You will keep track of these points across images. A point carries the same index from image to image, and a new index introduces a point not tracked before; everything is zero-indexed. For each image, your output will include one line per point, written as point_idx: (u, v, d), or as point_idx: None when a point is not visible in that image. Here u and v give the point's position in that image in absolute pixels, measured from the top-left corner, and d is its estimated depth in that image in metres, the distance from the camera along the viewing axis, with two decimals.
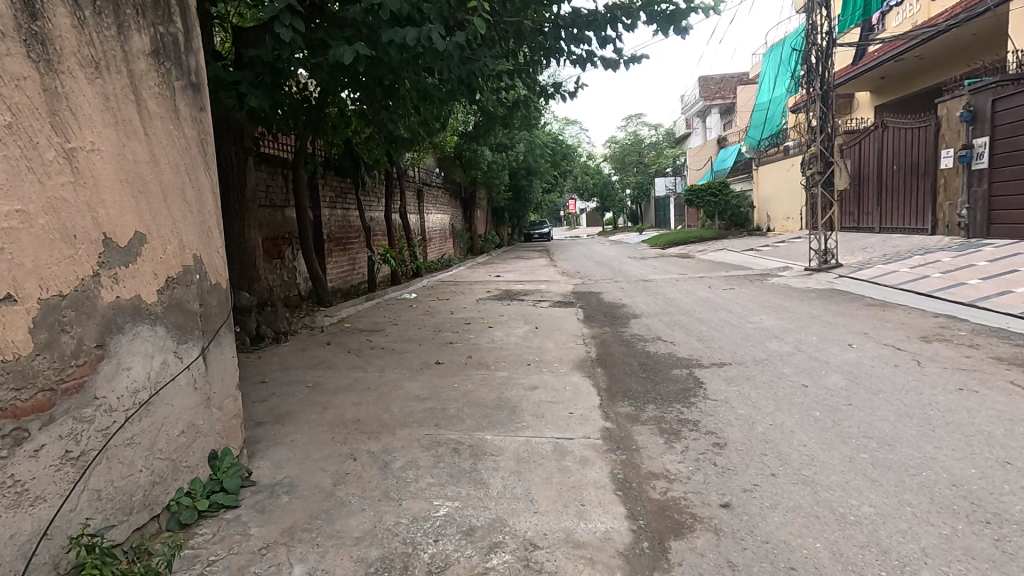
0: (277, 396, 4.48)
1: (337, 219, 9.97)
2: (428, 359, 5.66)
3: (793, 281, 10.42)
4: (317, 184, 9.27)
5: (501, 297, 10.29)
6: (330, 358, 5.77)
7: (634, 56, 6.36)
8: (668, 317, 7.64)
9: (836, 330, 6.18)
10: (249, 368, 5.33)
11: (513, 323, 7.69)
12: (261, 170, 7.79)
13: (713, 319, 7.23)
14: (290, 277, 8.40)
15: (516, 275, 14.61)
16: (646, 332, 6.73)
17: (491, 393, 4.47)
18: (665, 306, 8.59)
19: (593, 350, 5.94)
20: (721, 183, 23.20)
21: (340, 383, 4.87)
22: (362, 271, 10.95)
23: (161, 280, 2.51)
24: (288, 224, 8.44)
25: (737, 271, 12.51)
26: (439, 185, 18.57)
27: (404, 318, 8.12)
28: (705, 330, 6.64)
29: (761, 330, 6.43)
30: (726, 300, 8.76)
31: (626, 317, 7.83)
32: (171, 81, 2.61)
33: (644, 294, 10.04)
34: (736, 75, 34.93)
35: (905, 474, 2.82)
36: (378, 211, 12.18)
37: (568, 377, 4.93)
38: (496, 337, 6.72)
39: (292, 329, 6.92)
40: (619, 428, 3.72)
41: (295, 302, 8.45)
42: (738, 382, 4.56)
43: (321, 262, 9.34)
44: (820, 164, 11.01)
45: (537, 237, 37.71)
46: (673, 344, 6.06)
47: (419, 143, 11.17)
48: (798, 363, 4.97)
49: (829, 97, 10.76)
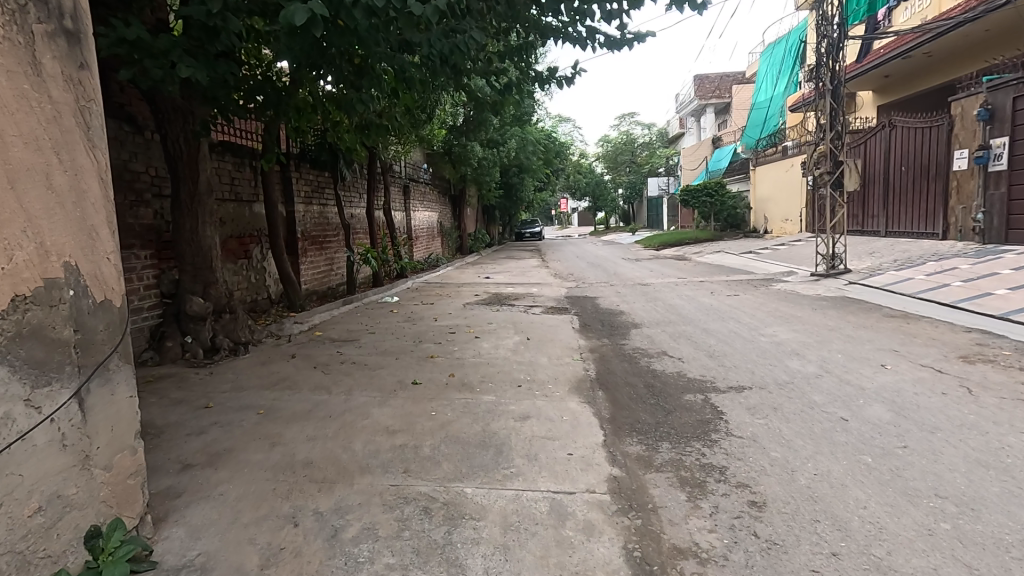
0: (220, 427, 3.76)
1: (313, 215, 9.22)
2: (404, 378, 4.95)
3: (800, 288, 9.82)
4: (290, 177, 8.52)
5: (490, 302, 9.57)
6: (292, 375, 5.03)
7: (640, 35, 5.70)
8: (671, 327, 6.98)
9: (862, 346, 5.53)
10: (195, 389, 4.58)
11: (502, 332, 6.99)
12: (225, 159, 7.03)
13: (723, 331, 6.57)
14: (257, 278, 7.64)
15: (506, 277, 13.90)
16: (650, 346, 6.06)
17: (474, 425, 3.77)
18: (667, 314, 7.92)
19: (592, 368, 5.25)
20: (717, 184, 22.65)
21: (298, 408, 4.15)
22: (341, 271, 10.20)
23: (2, 299, 1.79)
24: (257, 221, 7.68)
25: (739, 275, 11.91)
26: (427, 182, 17.81)
27: (382, 325, 7.40)
28: (715, 344, 5.98)
29: (778, 345, 5.78)
30: (733, 308, 8.13)
31: (625, 327, 7.16)
32: (26, 22, 1.89)
33: (643, 301, 9.38)
34: (731, 74, 34.49)
35: (1007, 559, 2.17)
36: (361, 207, 11.43)
37: (565, 403, 4.24)
38: (483, 350, 6.01)
39: (255, 338, 6.17)
40: (629, 476, 3.05)
41: (263, 306, 7.70)
42: (764, 413, 3.91)
43: (293, 262, 8.59)
44: (830, 164, 10.39)
45: (528, 236, 37.10)
46: (681, 360, 5.39)
47: (403, 135, 10.42)
48: (829, 389, 4.31)
49: (839, 93, 10.14)
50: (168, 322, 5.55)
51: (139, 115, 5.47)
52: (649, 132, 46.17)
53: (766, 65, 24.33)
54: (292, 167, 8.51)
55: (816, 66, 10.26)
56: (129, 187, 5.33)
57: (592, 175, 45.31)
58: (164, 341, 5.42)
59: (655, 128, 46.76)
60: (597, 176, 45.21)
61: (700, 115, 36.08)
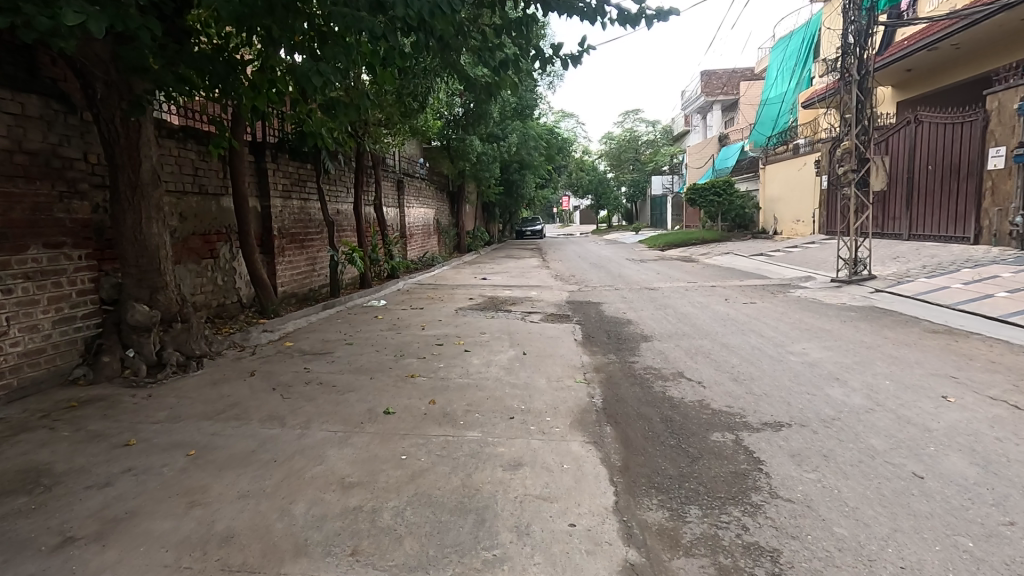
0: (134, 476, 2.99)
1: (293, 211, 8.46)
2: (376, 405, 4.19)
3: (821, 295, 9.06)
4: (266, 168, 7.77)
5: (485, 307, 8.79)
6: (245, 400, 4.27)
7: (660, 12, 4.91)
8: (686, 342, 6.22)
9: (910, 370, 4.76)
10: (123, 418, 3.82)
11: (496, 345, 6.22)
12: (189, 147, 6.32)
13: (745, 348, 5.80)
14: (225, 280, 6.93)
15: (503, 279, 13.12)
16: (664, 366, 5.28)
17: (452, 478, 3.01)
18: (680, 325, 7.13)
19: (598, 395, 4.47)
20: (726, 180, 21.87)
21: (240, 447, 3.40)
22: (324, 272, 9.43)
23: None
24: (225, 215, 6.94)
25: (753, 279, 11.13)
26: (423, 177, 17.01)
27: (363, 334, 6.66)
28: (738, 364, 5.20)
29: (813, 367, 5.00)
30: (753, 319, 7.34)
31: (634, 341, 6.39)
32: None
33: (652, 308, 8.59)
34: (740, 70, 33.55)
35: None
36: (348, 203, 10.66)
37: (565, 445, 3.47)
38: (472, 367, 5.24)
39: (214, 350, 5.44)
40: (651, 565, 2.29)
41: (231, 311, 6.99)
42: (814, 463, 3.15)
43: (269, 262, 7.86)
44: (855, 161, 9.58)
45: (529, 234, 36.33)
46: (702, 386, 4.61)
47: (392, 124, 9.65)
48: (888, 429, 3.54)
49: (866, 83, 9.34)
50: (107, 333, 4.81)
51: (76, 94, 4.72)
52: (653, 130, 45.27)
53: (779, 60, 23.45)
54: (269, 157, 7.78)
55: (841, 54, 9.42)
56: (59, 175, 4.55)
57: (595, 172, 44.44)
58: (100, 356, 4.69)
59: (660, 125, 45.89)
60: (600, 174, 44.38)
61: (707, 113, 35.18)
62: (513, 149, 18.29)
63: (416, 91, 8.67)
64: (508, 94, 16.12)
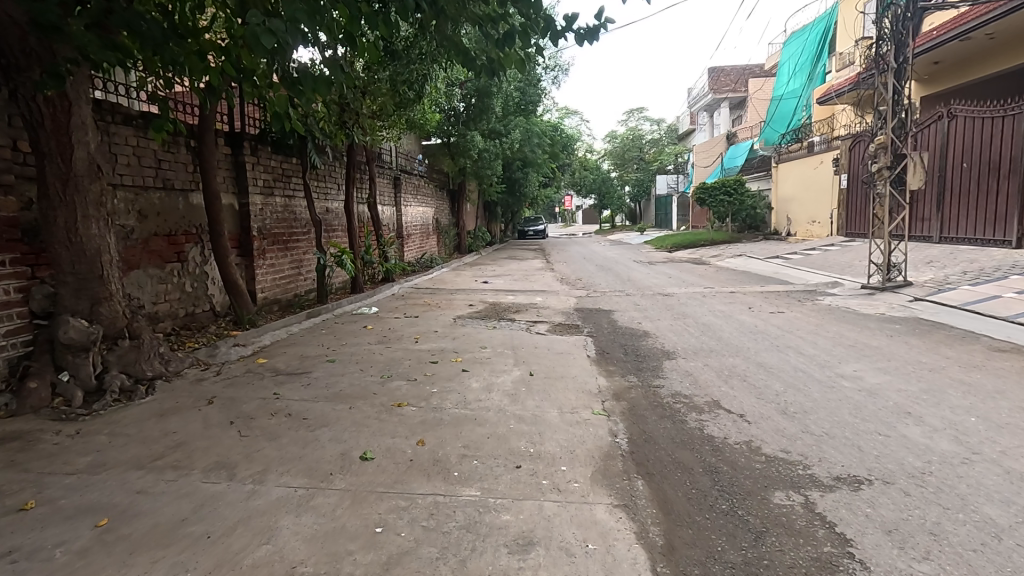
0: (13, 567, 2.22)
1: (275, 209, 7.70)
2: (351, 448, 3.41)
3: (854, 303, 8.29)
4: (244, 161, 7.01)
5: (486, 316, 8.01)
6: (192, 439, 3.49)
7: None
8: (716, 360, 5.44)
9: (994, 402, 3.99)
10: (32, 466, 3.05)
11: (498, 362, 5.46)
12: (150, 136, 5.58)
13: (786, 370, 5.01)
14: (194, 287, 6.19)
15: (505, 282, 12.35)
16: (695, 393, 4.50)
17: (440, 569, 2.24)
18: (705, 339, 6.35)
19: (622, 434, 3.69)
20: (736, 180, 20.66)
21: (168, 513, 2.62)
22: (311, 276, 8.65)
23: None
24: (195, 213, 6.19)
25: (774, 285, 10.34)
26: (421, 174, 16.20)
27: (348, 349, 5.90)
28: (784, 391, 4.42)
29: (873, 396, 4.22)
30: (786, 333, 6.54)
31: (655, 358, 5.60)
32: None
33: (669, 317, 7.80)
34: (749, 67, 32.64)
35: None
36: (340, 200, 9.90)
37: (589, 511, 2.70)
38: (471, 394, 4.45)
39: (171, 371, 4.68)
40: None
41: (201, 322, 6.24)
42: (922, 545, 2.37)
43: (247, 265, 7.11)
44: (890, 157, 8.78)
45: (531, 234, 35.52)
46: (746, 422, 3.83)
47: (386, 114, 8.90)
48: (1003, 492, 2.76)
49: (904, 73, 8.55)
50: (37, 354, 4.05)
51: None
52: (658, 128, 44.38)
53: (790, 55, 22.67)
54: (247, 149, 7.03)
55: (878, 40, 8.65)
56: None
57: (599, 171, 43.60)
58: (26, 382, 3.92)
59: (665, 124, 44.98)
60: (604, 173, 43.59)
61: (714, 111, 34.38)
62: (516, 146, 17.46)
63: (411, 78, 7.90)
64: (511, 87, 15.30)
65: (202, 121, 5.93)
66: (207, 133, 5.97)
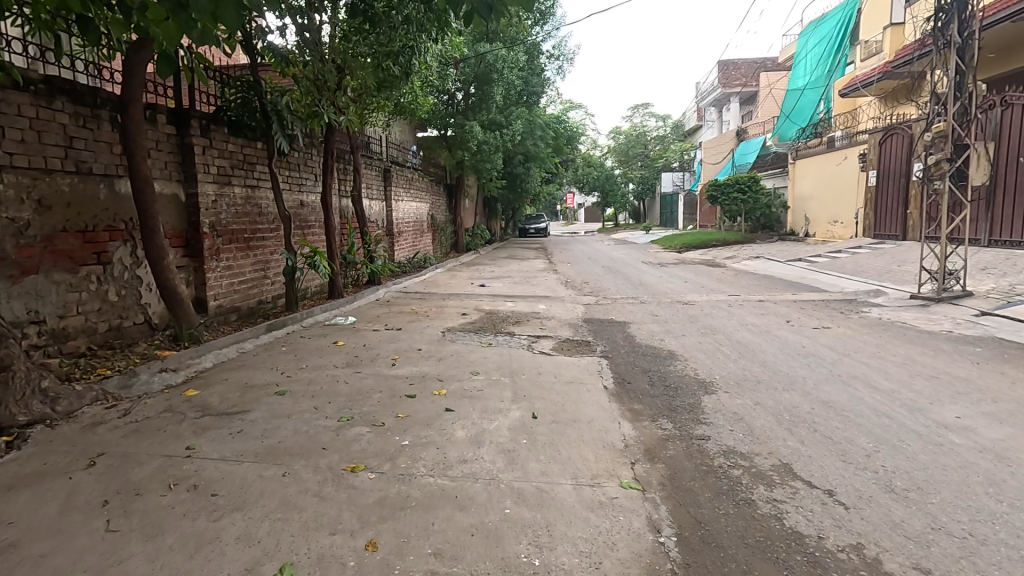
0: None
1: (234, 201, 6.55)
2: (262, 560, 2.24)
3: (907, 316, 7.16)
4: (190, 143, 5.84)
5: (480, 328, 6.85)
6: (32, 537, 2.35)
7: None
8: (768, 396, 4.29)
9: None
10: None
11: (492, 395, 4.31)
12: (55, 107, 4.45)
13: (865, 414, 3.85)
14: (121, 295, 5.05)
15: (503, 285, 11.18)
16: (755, 451, 3.34)
17: None
18: (745, 365, 5.18)
19: (666, 528, 2.54)
20: (750, 176, 19.50)
21: None
22: (279, 280, 7.51)
23: None
24: (122, 204, 5.05)
25: (807, 292, 9.21)
26: (415, 167, 15.00)
27: (306, 375, 4.75)
28: (878, 451, 3.25)
29: (1006, 462, 3.07)
30: (844, 357, 5.37)
31: (690, 393, 4.44)
32: None
33: (695, 333, 6.62)
34: (760, 61, 31.42)
35: None
36: (317, 193, 8.75)
37: None
38: (453, 451, 3.29)
39: (59, 413, 3.56)
40: None
41: (129, 338, 5.10)
42: None
43: (195, 267, 5.97)
44: (951, 148, 7.60)
45: (532, 232, 34.43)
46: (844, 509, 2.66)
47: (370, 90, 7.79)
48: None
49: (968, 50, 7.34)
50: None
51: None
52: (663, 124, 43.17)
53: (807, 47, 21.60)
54: (197, 129, 5.89)
55: (937, 11, 7.48)
56: None
57: (602, 167, 42.35)
58: None
59: (670, 120, 43.75)
60: (608, 170, 42.42)
61: (724, 107, 33.20)
62: (518, 138, 16.30)
63: (396, 48, 6.84)
64: (514, 74, 14.19)
65: (127, 90, 4.78)
66: (133, 105, 4.82)
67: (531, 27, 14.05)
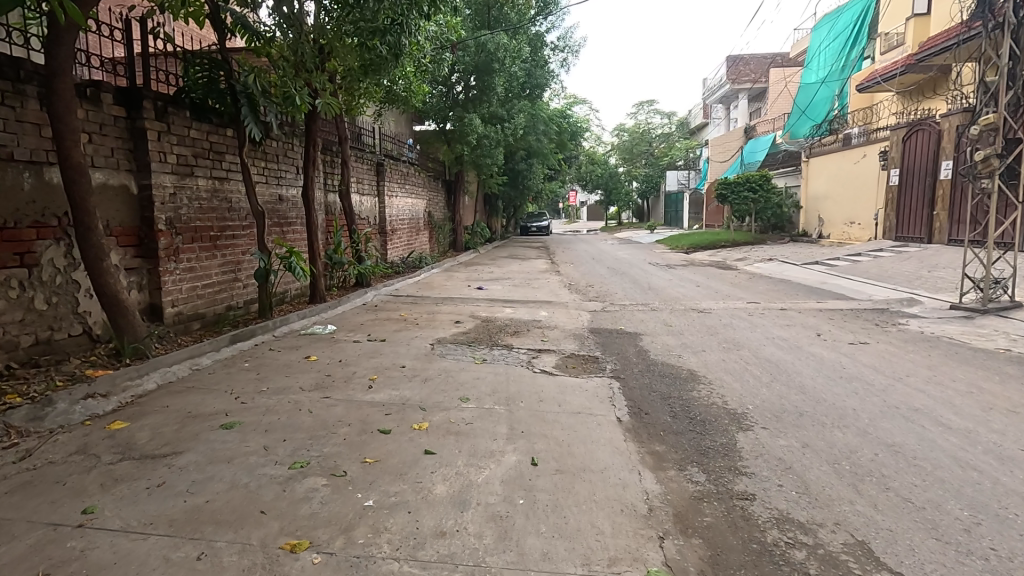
0: None
1: (198, 194, 5.81)
2: None
3: (952, 329, 6.40)
4: (142, 126, 5.09)
5: (474, 339, 6.11)
6: None
7: None
8: (818, 436, 3.53)
9: None
10: None
11: (483, 431, 3.55)
12: None
13: (945, 464, 3.10)
14: (52, 302, 4.31)
15: (502, 288, 10.42)
16: (817, 520, 2.59)
17: None
18: (781, 391, 4.43)
19: None
20: (762, 175, 18.71)
21: None
22: (252, 282, 6.78)
23: None
24: (54, 196, 4.31)
25: (833, 300, 8.46)
26: (412, 161, 14.27)
27: (262, 400, 4.00)
28: (979, 526, 2.50)
29: None
30: (895, 382, 4.61)
31: (721, 429, 3.69)
32: None
33: (716, 348, 5.87)
34: (769, 57, 30.59)
35: None
36: (299, 187, 8.03)
37: None
38: (428, 518, 2.54)
39: None
40: None
41: (62, 353, 4.37)
42: None
43: (150, 268, 5.24)
44: (1001, 142, 6.80)
45: (535, 230, 33.69)
46: None
47: (355, 74, 7.00)
48: None
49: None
50: None
51: None
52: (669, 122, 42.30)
53: (819, 42, 20.90)
54: (151, 112, 5.15)
55: None
56: None
57: (606, 166, 41.49)
58: None
59: (676, 117, 42.86)
60: (612, 168, 41.55)
61: (732, 104, 32.35)
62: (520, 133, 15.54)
63: (382, 24, 6.09)
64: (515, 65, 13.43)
65: (53, 60, 4.02)
66: (61, 79, 4.06)
67: (533, 16, 13.31)
